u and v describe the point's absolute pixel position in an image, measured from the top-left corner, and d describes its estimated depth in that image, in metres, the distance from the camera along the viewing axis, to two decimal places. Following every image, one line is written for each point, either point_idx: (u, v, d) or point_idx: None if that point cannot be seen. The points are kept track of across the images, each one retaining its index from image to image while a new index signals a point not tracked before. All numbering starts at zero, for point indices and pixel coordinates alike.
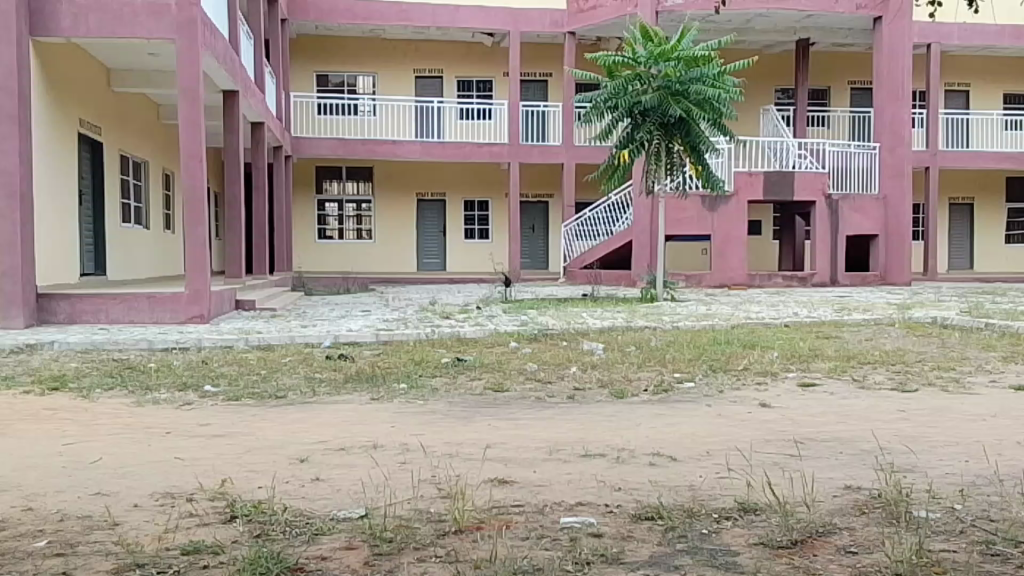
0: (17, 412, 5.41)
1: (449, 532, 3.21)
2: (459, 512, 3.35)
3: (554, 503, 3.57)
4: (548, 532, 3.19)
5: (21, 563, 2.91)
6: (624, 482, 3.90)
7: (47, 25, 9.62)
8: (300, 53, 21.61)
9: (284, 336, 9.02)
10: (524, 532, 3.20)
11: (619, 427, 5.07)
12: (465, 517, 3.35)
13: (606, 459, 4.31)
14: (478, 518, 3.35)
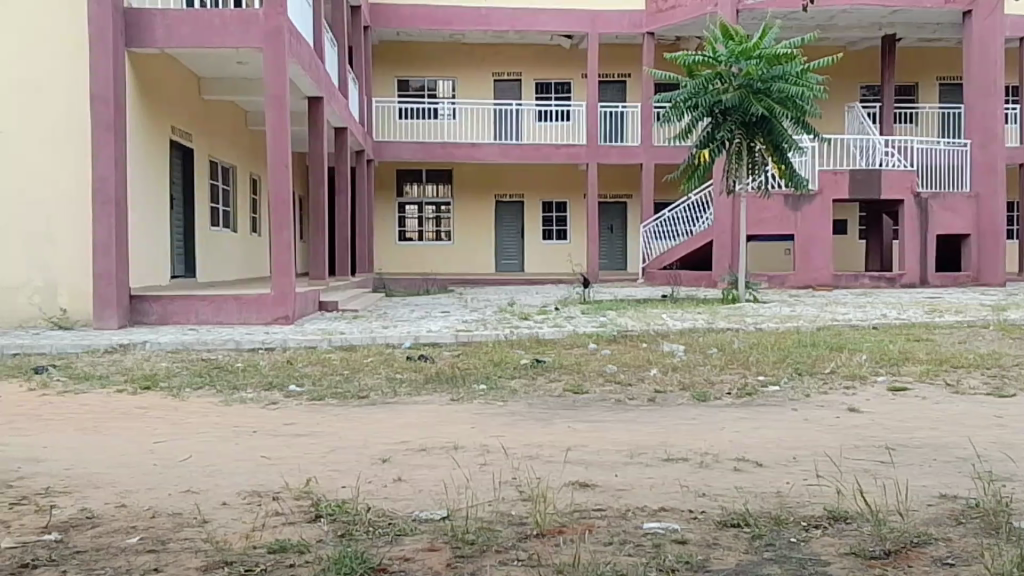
0: (110, 411, 5.59)
1: (531, 535, 3.19)
2: (541, 515, 3.33)
3: (637, 508, 3.52)
4: (632, 538, 3.14)
5: (115, 559, 2.99)
6: (708, 487, 3.82)
7: (141, 36, 9.94)
8: (382, 59, 21.94)
9: (366, 336, 9.16)
10: (607, 537, 3.16)
11: (701, 431, 4.99)
12: (548, 520, 3.33)
13: (689, 464, 4.23)
14: (560, 521, 3.33)
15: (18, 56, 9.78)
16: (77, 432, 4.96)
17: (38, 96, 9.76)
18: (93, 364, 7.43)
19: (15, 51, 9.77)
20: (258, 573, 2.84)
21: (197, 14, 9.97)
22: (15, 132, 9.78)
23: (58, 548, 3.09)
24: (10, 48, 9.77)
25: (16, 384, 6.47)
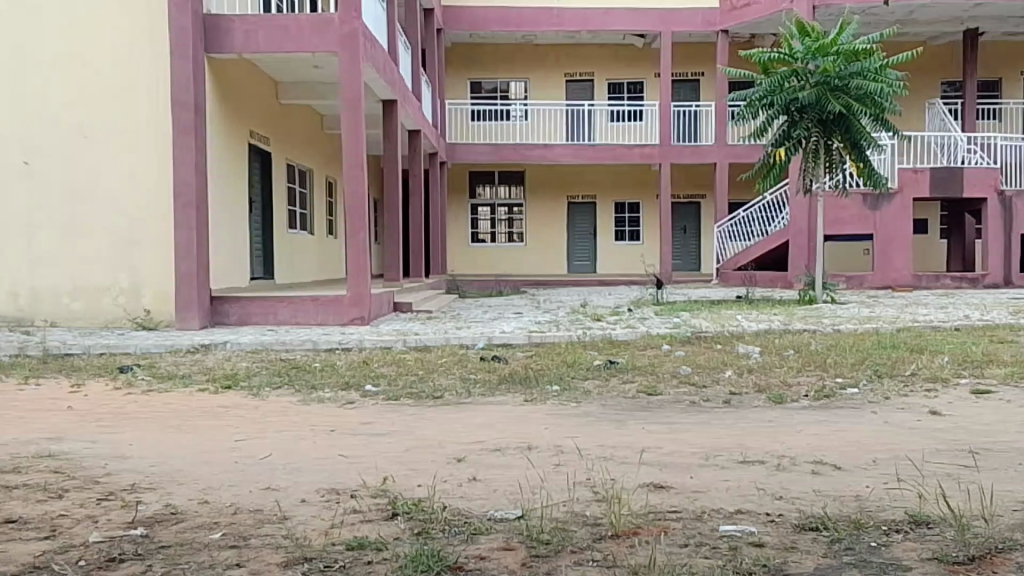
0: (193, 408, 5.74)
1: (606, 536, 3.17)
2: (616, 516, 3.31)
3: (713, 510, 3.47)
4: (708, 540, 3.10)
5: (199, 553, 3.07)
6: (786, 490, 3.74)
7: (221, 42, 10.19)
8: (454, 62, 22.12)
9: (439, 337, 9.23)
10: (683, 539, 3.12)
11: (778, 434, 4.90)
12: (622, 521, 3.31)
13: (766, 466, 4.16)
14: (635, 522, 3.30)
15: (104, 64, 10.12)
16: (162, 430, 5.09)
17: (122, 102, 10.09)
18: (176, 364, 7.62)
19: (101, 59, 10.13)
20: (336, 569, 2.89)
21: (275, 20, 10.19)
22: (101, 137, 10.13)
23: (143, 543, 3.19)
24: (96, 57, 10.14)
25: (102, 383, 6.67)
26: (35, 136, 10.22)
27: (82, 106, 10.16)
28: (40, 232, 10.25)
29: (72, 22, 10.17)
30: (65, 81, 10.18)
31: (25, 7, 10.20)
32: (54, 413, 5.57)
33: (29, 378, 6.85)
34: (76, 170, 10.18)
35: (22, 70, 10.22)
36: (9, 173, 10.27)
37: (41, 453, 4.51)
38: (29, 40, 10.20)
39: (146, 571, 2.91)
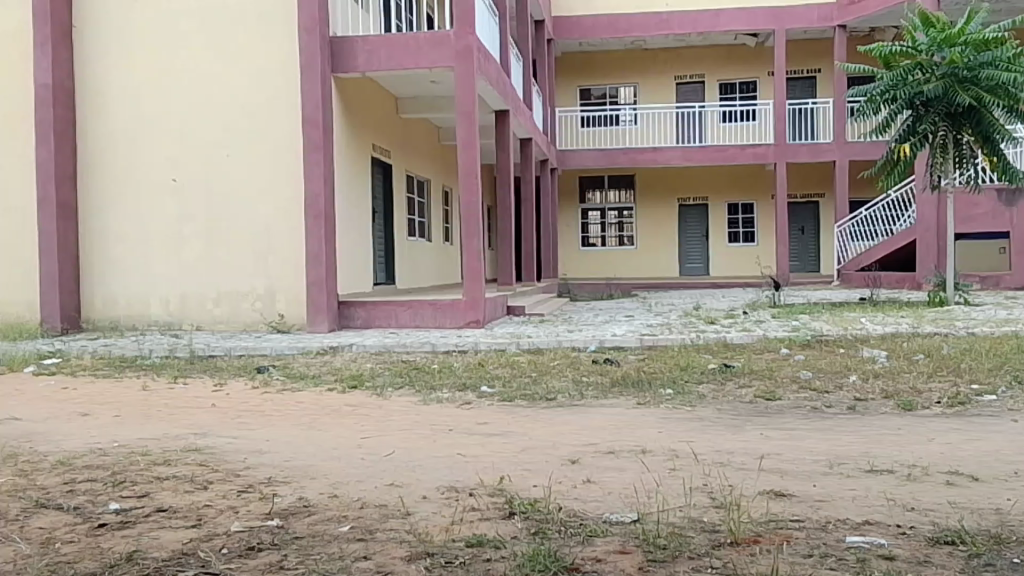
0: (322, 407, 6.06)
1: (725, 544, 3.25)
2: (736, 523, 3.38)
3: (839, 520, 3.49)
4: (834, 551, 3.13)
5: (328, 545, 3.29)
6: (918, 501, 3.73)
7: (346, 62, 10.65)
8: (565, 69, 22.33)
9: (552, 340, 9.38)
10: (807, 549, 3.16)
11: (908, 442, 4.84)
12: (742, 529, 3.37)
13: (896, 476, 4.14)
14: (756, 530, 3.36)
15: (241, 85, 10.70)
16: (294, 427, 5.42)
17: (258, 121, 10.63)
18: (306, 365, 8.02)
19: (238, 81, 10.71)
20: (458, 564, 3.07)
21: (395, 38, 10.59)
22: (239, 154, 10.70)
23: (279, 533, 3.44)
24: (234, 78, 10.72)
25: (240, 383, 7.08)
26: (182, 154, 10.89)
27: (223, 124, 10.75)
28: (186, 243, 10.90)
29: (213, 48, 10.79)
30: (208, 104, 10.80)
31: (173, 35, 10.91)
32: (199, 410, 5.97)
33: (176, 378, 7.34)
34: (218, 184, 10.78)
35: (171, 95, 10.92)
36: (159, 189, 10.97)
37: (189, 447, 4.87)
38: (177, 66, 10.91)
39: (281, 560, 3.14)
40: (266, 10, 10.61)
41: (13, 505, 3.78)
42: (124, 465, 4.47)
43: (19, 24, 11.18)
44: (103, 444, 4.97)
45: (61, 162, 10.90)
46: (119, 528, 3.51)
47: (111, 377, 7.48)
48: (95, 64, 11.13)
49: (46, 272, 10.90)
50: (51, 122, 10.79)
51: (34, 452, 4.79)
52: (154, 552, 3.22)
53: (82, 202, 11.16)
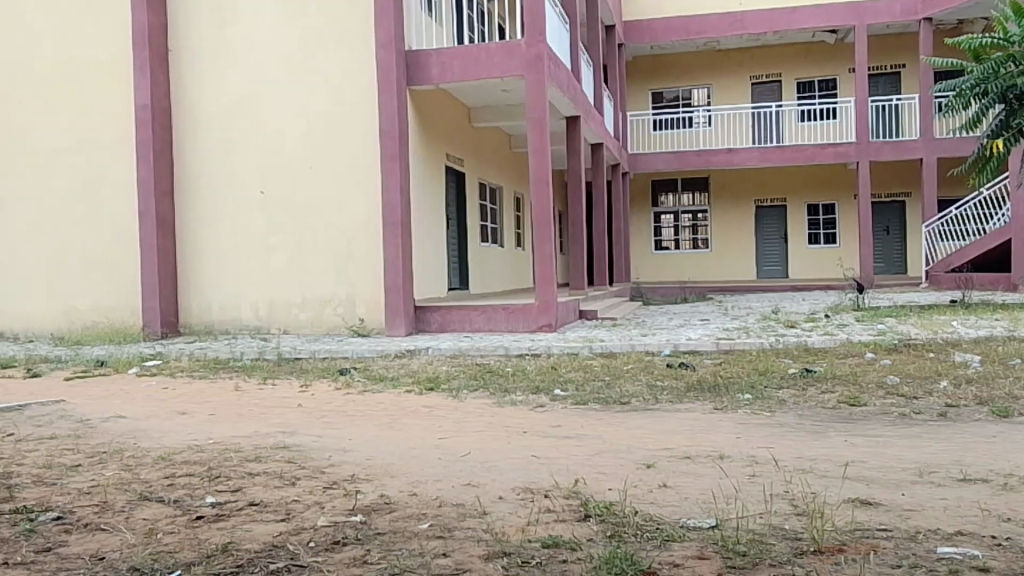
0: (402, 408, 6.30)
1: (808, 551, 3.29)
2: (818, 532, 3.43)
3: (929, 530, 3.52)
4: (924, 562, 3.14)
5: (410, 542, 3.46)
6: (1014, 513, 3.73)
7: (420, 74, 10.96)
8: (638, 73, 22.38)
9: (626, 344, 9.47)
10: (895, 559, 3.18)
11: (1002, 451, 4.81)
12: (826, 537, 3.42)
13: (990, 486, 4.14)
14: (840, 539, 3.40)
15: (324, 100, 11.06)
16: (376, 426, 5.66)
17: (338, 133, 10.98)
18: (387, 367, 8.29)
19: (321, 96, 11.08)
20: (536, 564, 3.20)
21: (468, 50, 10.83)
22: (321, 166, 11.07)
23: (362, 529, 3.63)
24: (318, 94, 11.10)
25: (324, 384, 7.38)
26: (270, 168, 11.30)
27: (307, 138, 11.13)
28: (274, 253, 11.31)
29: (298, 66, 11.19)
30: (291, 119, 11.21)
31: (259, 55, 11.35)
32: (287, 410, 6.26)
33: (265, 379, 7.68)
34: (303, 196, 11.16)
35: (259, 112, 11.35)
36: (248, 202, 11.40)
37: (278, 445, 5.14)
38: (265, 84, 11.34)
39: (365, 554, 3.32)
40: (346, 28, 10.97)
41: (119, 497, 4.07)
42: (218, 460, 4.75)
43: (120, 49, 11.78)
44: (199, 441, 5.28)
45: (160, 178, 11.43)
46: (214, 521, 3.75)
47: (205, 378, 7.87)
48: (189, 85, 11.64)
49: (147, 282, 11.45)
50: (149, 141, 11.33)
51: (138, 447, 5.12)
52: (247, 544, 3.44)
53: (179, 215, 11.68)
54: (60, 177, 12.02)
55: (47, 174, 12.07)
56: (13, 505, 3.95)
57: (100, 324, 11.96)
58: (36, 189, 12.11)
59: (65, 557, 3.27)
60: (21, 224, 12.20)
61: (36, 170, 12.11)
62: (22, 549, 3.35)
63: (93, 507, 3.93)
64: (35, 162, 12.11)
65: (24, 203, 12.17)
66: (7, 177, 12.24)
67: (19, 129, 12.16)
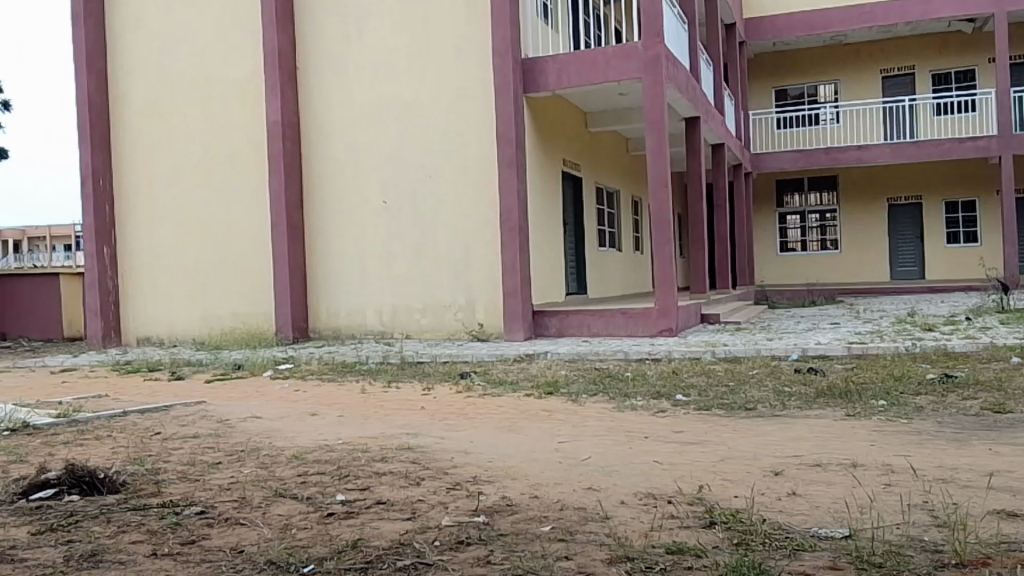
0: (522, 411, 6.39)
1: (949, 565, 3.18)
2: (960, 544, 3.31)
3: None
4: None
5: (533, 544, 3.52)
6: None
7: (537, 82, 11.08)
8: (760, 71, 21.97)
9: (750, 348, 9.29)
10: None
11: None
12: (968, 550, 3.30)
13: None
14: (983, 552, 3.28)
15: (443, 110, 11.30)
16: (498, 429, 5.76)
17: (457, 142, 11.21)
18: (506, 371, 8.38)
19: (441, 106, 11.32)
20: (660, 570, 3.19)
21: (584, 55, 10.88)
22: (441, 174, 11.31)
23: (486, 529, 3.71)
24: (437, 105, 11.34)
25: (446, 388, 7.53)
26: (392, 178, 11.62)
27: (428, 147, 11.40)
28: (396, 260, 11.63)
29: (418, 78, 11.48)
30: (412, 128, 11.50)
31: (382, 69, 11.69)
32: (412, 412, 6.45)
33: (390, 382, 7.92)
34: (423, 203, 11.44)
35: (381, 123, 11.69)
36: (371, 211, 11.76)
37: (403, 446, 5.30)
38: (385, 96, 11.67)
39: (488, 554, 3.40)
40: (465, 38, 11.19)
41: (257, 493, 4.29)
42: (348, 460, 4.94)
43: (252, 67, 12.35)
44: (330, 440, 5.50)
45: (290, 190, 11.92)
46: (344, 518, 3.91)
47: (333, 380, 8.16)
48: (316, 100, 12.10)
49: (279, 289, 11.98)
50: (279, 156, 11.84)
51: (273, 446, 5.38)
52: (375, 541, 3.58)
53: (308, 225, 12.16)
54: (199, 190, 12.70)
55: (187, 188, 12.77)
56: (161, 499, 4.22)
57: (236, 328, 12.55)
58: (178, 202, 12.82)
59: (209, 549, 3.48)
60: (164, 235, 12.95)
61: (177, 184, 12.83)
62: (169, 541, 3.58)
63: (232, 502, 4.15)
64: (176, 176, 12.82)
65: (167, 215, 12.91)
66: (151, 191, 13.01)
67: (162, 145, 12.91)
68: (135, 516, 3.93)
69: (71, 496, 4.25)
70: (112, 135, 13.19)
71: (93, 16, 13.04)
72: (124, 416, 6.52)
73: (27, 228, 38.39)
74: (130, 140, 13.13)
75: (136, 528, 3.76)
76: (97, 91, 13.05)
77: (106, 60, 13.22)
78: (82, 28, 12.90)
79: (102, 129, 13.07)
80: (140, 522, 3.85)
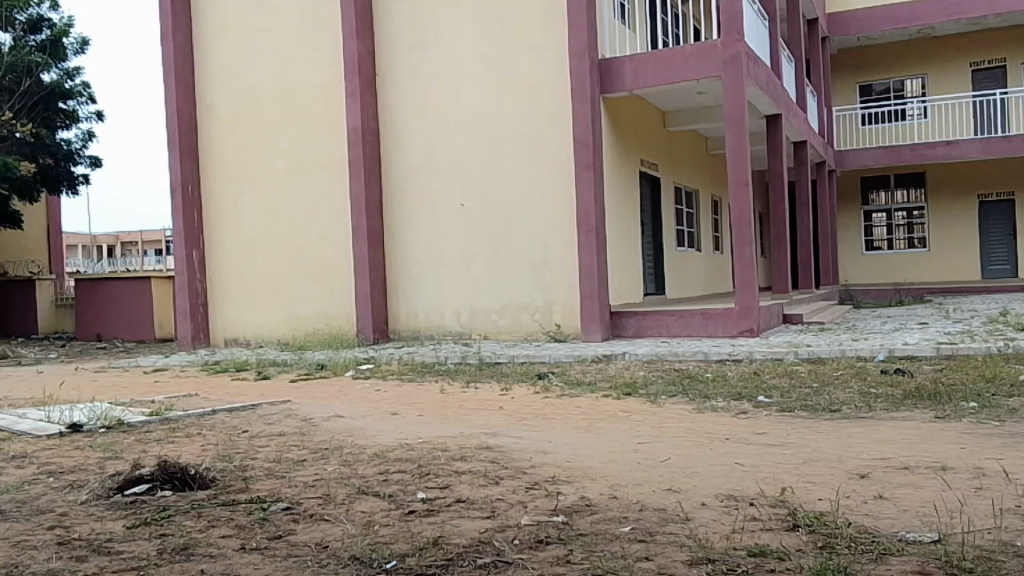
0: (599, 412, 6.38)
1: None
2: None
3: None
4: None
5: (612, 544, 3.51)
6: None
7: (614, 82, 11.04)
8: (844, 67, 21.49)
9: (835, 349, 9.09)
10: None
11: None
12: None
13: None
14: None
15: (520, 113, 11.35)
16: (576, 430, 5.76)
17: (534, 143, 11.24)
18: (583, 372, 8.37)
19: (517, 109, 11.37)
20: (742, 572, 3.15)
21: (662, 54, 10.81)
22: (518, 175, 11.36)
23: (565, 529, 3.72)
24: (514, 107, 11.40)
25: (524, 388, 7.57)
26: (469, 181, 11.71)
27: (505, 150, 11.45)
28: (474, 261, 11.72)
29: (495, 81, 11.54)
30: (489, 130, 11.58)
31: (459, 73, 11.80)
32: (490, 412, 6.50)
33: (469, 382, 7.99)
34: (500, 204, 11.49)
35: (459, 127, 11.80)
36: (449, 213, 11.88)
37: (481, 445, 5.35)
38: (463, 99, 11.77)
39: (568, 554, 3.40)
40: (542, 40, 11.20)
41: (341, 490, 4.38)
42: (427, 458, 5.01)
43: (333, 74, 12.59)
44: (410, 440, 5.57)
45: (370, 194, 12.11)
46: (425, 515, 3.97)
47: (413, 381, 8.27)
48: (395, 105, 12.27)
49: (360, 291, 12.19)
50: (360, 160, 12.04)
51: (356, 445, 5.47)
52: (455, 538, 3.62)
53: (388, 227, 12.34)
54: (282, 194, 13.00)
55: (270, 193, 13.09)
56: (249, 495, 4.35)
57: (319, 329, 12.80)
58: (263, 207, 13.15)
59: (295, 544, 3.57)
60: (250, 239, 13.29)
61: (262, 189, 13.15)
62: (257, 535, 3.69)
63: (317, 499, 4.25)
64: (261, 182, 13.16)
65: (253, 219, 13.25)
66: (237, 197, 13.37)
67: (246, 151, 13.26)
68: (225, 511, 4.06)
69: (164, 491, 4.41)
70: (199, 143, 13.60)
71: (181, 28, 13.46)
72: (213, 415, 6.71)
73: (120, 232, 39.95)
74: (216, 147, 13.52)
75: (226, 523, 3.88)
76: (186, 101, 13.47)
77: (194, 70, 13.64)
78: (171, 40, 13.33)
79: (190, 137, 13.49)
80: (229, 517, 3.97)
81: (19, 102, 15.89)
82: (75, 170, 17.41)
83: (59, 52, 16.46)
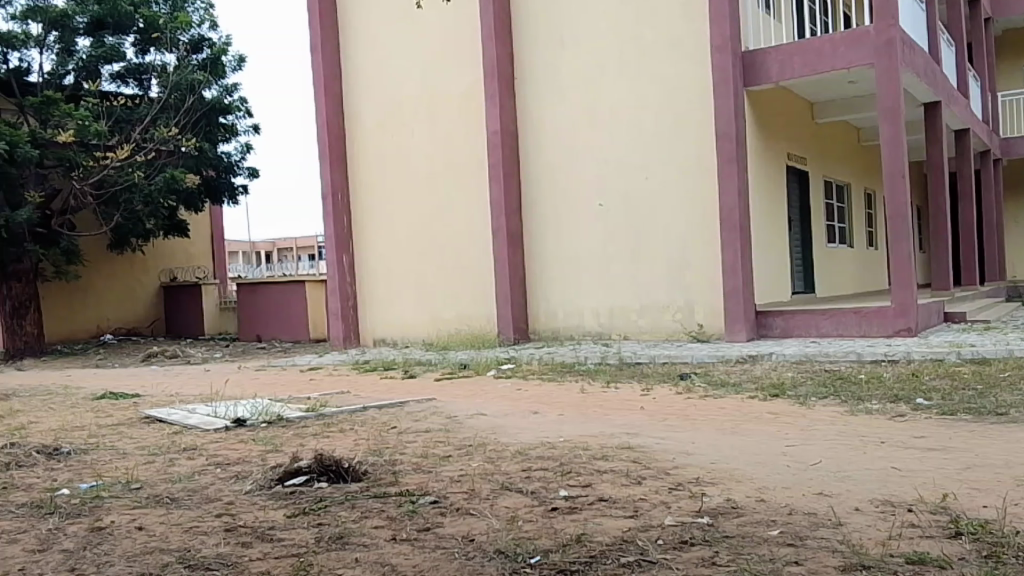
0: (746, 414, 6.30)
1: None
2: None
3: None
4: None
5: (759, 547, 3.49)
6: None
7: (759, 75, 10.81)
8: (1010, 50, 20.24)
9: (1001, 349, 8.60)
10: None
11: None
12: None
13: None
14: None
15: (659, 112, 11.29)
16: (720, 431, 5.72)
17: (674, 142, 11.17)
18: (727, 372, 8.29)
19: (657, 107, 11.31)
20: None
21: (809, 44, 10.52)
22: (656, 176, 11.32)
23: (710, 531, 3.73)
24: (653, 105, 11.35)
25: (666, 388, 7.56)
26: (608, 181, 11.74)
27: (645, 149, 11.42)
28: (612, 263, 11.75)
29: (632, 80, 11.54)
30: (627, 131, 11.57)
31: (597, 73, 11.84)
32: (631, 412, 6.53)
33: (610, 382, 8.03)
34: (639, 205, 11.49)
35: (597, 128, 11.84)
36: (589, 213, 11.94)
37: (624, 445, 5.39)
38: (600, 100, 11.81)
39: (713, 555, 3.41)
40: (681, 37, 11.10)
41: (485, 486, 4.53)
42: (570, 457, 5.09)
43: (473, 81, 12.87)
44: (552, 439, 5.66)
45: (510, 197, 12.31)
46: (568, 512, 4.05)
47: (554, 381, 8.38)
48: (534, 108, 12.43)
49: (501, 292, 12.42)
50: (499, 165, 12.25)
51: (499, 442, 5.62)
52: (599, 536, 3.69)
53: (527, 230, 12.51)
54: (426, 199, 13.40)
55: (414, 199, 13.52)
56: (399, 488, 4.55)
57: (462, 330, 13.12)
58: (406, 213, 13.60)
59: (443, 536, 3.73)
60: (394, 243, 13.76)
61: (405, 195, 13.60)
62: (407, 527, 3.87)
63: (463, 493, 4.41)
64: (405, 188, 13.60)
65: (397, 225, 13.72)
66: (381, 203, 13.88)
67: (391, 159, 13.73)
68: (377, 503, 4.26)
69: (321, 483, 4.67)
70: (348, 152, 14.16)
71: (329, 43, 14.06)
72: (364, 411, 7.01)
73: (275, 240, 42.04)
74: (363, 156, 14.04)
75: (377, 514, 4.08)
76: (335, 112, 14.05)
77: (342, 83, 14.21)
78: (320, 56, 13.95)
79: (339, 147, 14.05)
80: (380, 508, 4.17)
81: (185, 118, 16.92)
82: (235, 181, 18.44)
83: (219, 69, 17.45)
